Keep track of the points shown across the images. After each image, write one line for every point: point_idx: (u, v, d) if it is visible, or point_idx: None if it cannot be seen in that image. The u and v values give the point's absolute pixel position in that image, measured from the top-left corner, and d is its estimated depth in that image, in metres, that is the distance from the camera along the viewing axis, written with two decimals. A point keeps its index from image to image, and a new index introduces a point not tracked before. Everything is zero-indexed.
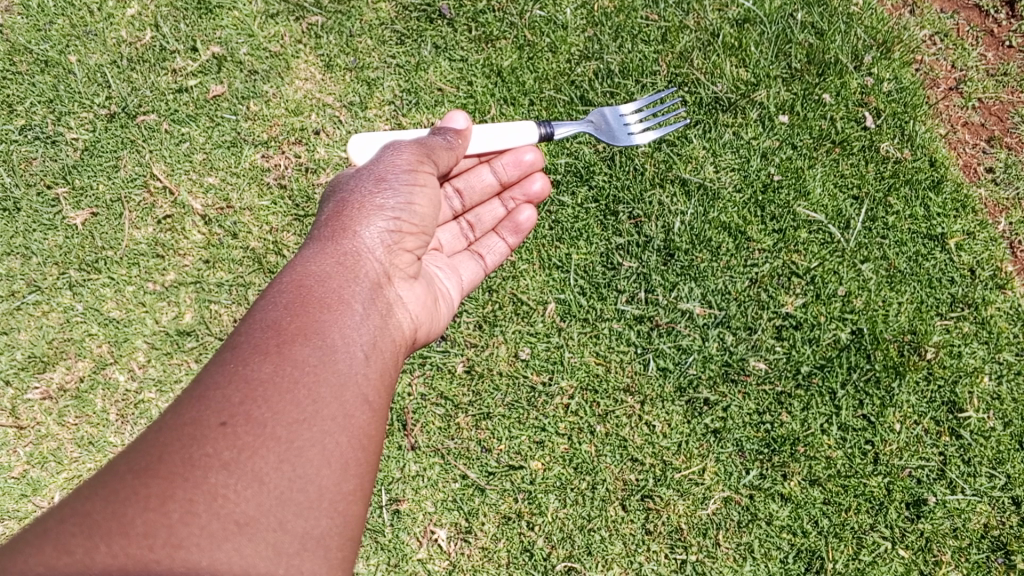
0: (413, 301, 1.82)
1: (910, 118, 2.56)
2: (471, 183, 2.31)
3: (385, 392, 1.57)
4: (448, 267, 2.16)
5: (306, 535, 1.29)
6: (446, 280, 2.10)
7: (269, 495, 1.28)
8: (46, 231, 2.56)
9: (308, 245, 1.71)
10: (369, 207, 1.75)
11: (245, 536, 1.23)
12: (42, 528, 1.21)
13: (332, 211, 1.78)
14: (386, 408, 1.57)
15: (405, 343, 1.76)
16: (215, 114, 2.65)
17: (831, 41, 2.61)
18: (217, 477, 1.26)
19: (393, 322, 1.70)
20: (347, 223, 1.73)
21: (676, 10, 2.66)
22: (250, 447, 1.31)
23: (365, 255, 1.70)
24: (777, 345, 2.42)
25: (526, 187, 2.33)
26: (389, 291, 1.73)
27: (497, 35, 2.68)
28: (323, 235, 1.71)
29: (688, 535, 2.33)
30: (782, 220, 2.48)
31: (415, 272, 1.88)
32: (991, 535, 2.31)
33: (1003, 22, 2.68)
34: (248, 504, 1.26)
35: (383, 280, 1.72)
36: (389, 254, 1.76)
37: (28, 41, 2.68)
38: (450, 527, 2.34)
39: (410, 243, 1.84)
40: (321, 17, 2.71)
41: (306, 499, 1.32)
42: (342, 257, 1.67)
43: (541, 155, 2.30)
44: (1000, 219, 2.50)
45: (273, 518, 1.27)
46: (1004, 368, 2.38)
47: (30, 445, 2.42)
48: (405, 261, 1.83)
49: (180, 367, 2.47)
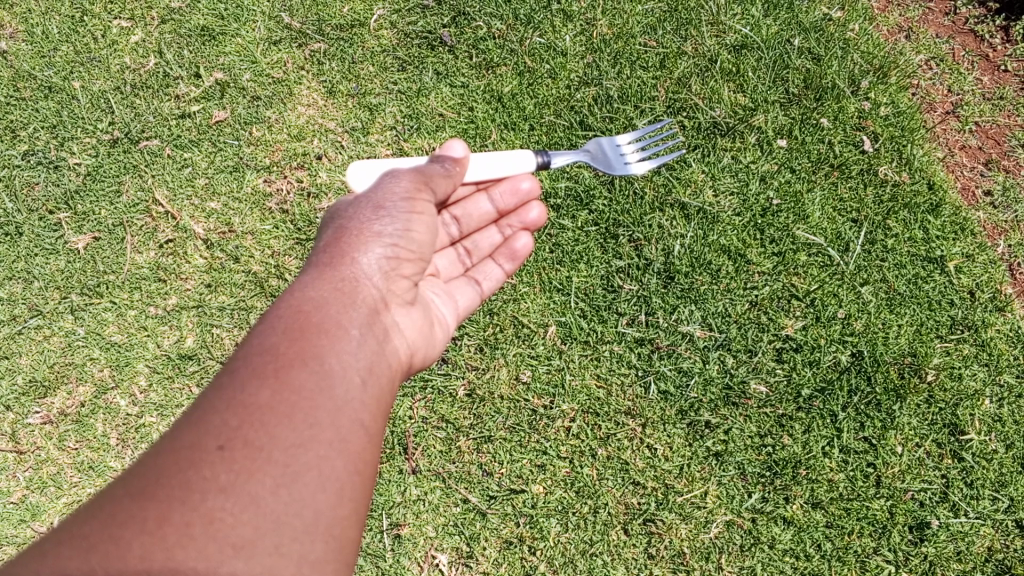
0: (408, 326, 1.83)
1: (907, 142, 2.59)
2: (469, 211, 2.31)
3: (380, 417, 1.57)
4: (444, 292, 2.13)
5: (302, 559, 1.29)
6: (443, 306, 2.09)
7: (266, 519, 1.28)
8: (48, 256, 2.58)
9: (306, 270, 1.72)
10: (367, 233, 1.75)
11: (241, 559, 1.23)
12: (48, 547, 1.25)
13: (331, 236, 1.78)
14: (382, 432, 1.57)
15: (400, 369, 1.76)
16: (217, 140, 2.68)
17: (827, 66, 2.67)
18: (215, 501, 1.27)
19: (389, 347, 1.71)
20: (345, 247, 1.74)
21: (674, 36, 2.73)
22: (247, 471, 1.32)
23: (363, 281, 1.71)
24: (778, 368, 2.42)
25: (522, 216, 2.35)
26: (386, 316, 1.75)
27: (497, 61, 2.73)
28: (322, 261, 1.72)
29: (691, 559, 2.30)
30: (781, 242, 2.50)
31: (411, 297, 1.89)
32: (996, 558, 2.28)
33: (998, 47, 2.74)
34: (244, 528, 1.26)
35: (380, 305, 1.73)
36: (386, 280, 1.77)
37: (33, 67, 2.78)
38: (452, 552, 2.32)
39: (407, 270, 1.85)
40: (324, 44, 2.79)
41: (303, 523, 1.31)
42: (341, 283, 1.67)
43: (538, 184, 2.31)
44: (998, 241, 2.52)
45: (269, 541, 1.27)
46: (1005, 391, 2.38)
47: (30, 470, 2.41)
48: (402, 286, 1.84)
49: (181, 391, 2.45)
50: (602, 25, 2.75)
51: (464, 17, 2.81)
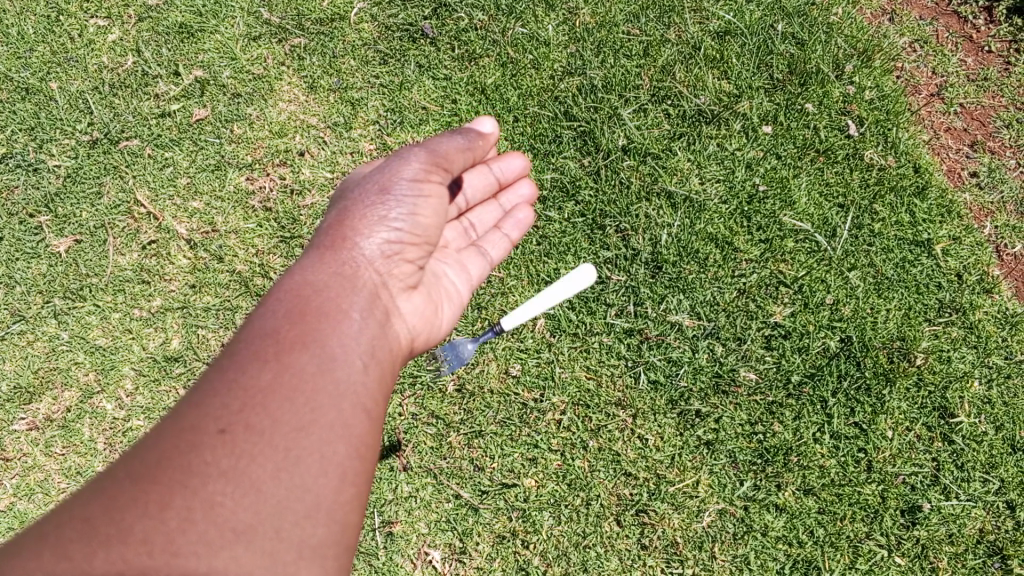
0: (413, 308, 1.80)
1: (893, 125, 2.58)
2: (473, 183, 2.25)
3: (383, 400, 1.56)
4: (454, 262, 2.07)
5: (303, 544, 1.29)
6: (454, 277, 2.04)
7: (266, 503, 1.29)
8: (30, 260, 2.55)
9: (308, 252, 1.70)
10: (370, 215, 1.70)
11: (241, 544, 1.24)
12: (47, 529, 1.26)
13: (334, 217, 1.74)
14: (385, 416, 1.55)
15: (403, 352, 1.74)
16: (198, 138, 2.65)
17: (811, 51, 2.65)
18: (215, 485, 1.28)
19: (391, 330, 1.69)
20: (349, 230, 1.69)
21: (657, 24, 2.70)
22: (248, 455, 1.32)
23: (366, 264, 1.68)
24: (768, 355, 2.41)
25: (516, 192, 2.35)
26: (390, 299, 1.71)
27: (480, 52, 2.70)
28: (324, 242, 1.69)
29: (684, 549, 2.31)
30: (768, 229, 2.50)
31: (418, 277, 1.84)
32: (987, 540, 2.29)
33: (981, 28, 2.73)
34: (244, 512, 1.27)
35: (383, 288, 1.70)
36: (392, 261, 1.73)
37: (9, 69, 2.74)
38: (445, 548, 2.32)
39: (415, 251, 1.79)
40: (304, 39, 2.75)
41: (304, 508, 1.32)
42: (342, 266, 1.65)
43: (526, 162, 2.36)
44: (984, 223, 2.51)
45: (269, 526, 1.27)
46: (994, 372, 2.38)
47: (17, 478, 2.39)
48: (409, 268, 1.78)
49: (168, 394, 2.43)
50: (585, 14, 2.72)
51: (446, 8, 2.77)
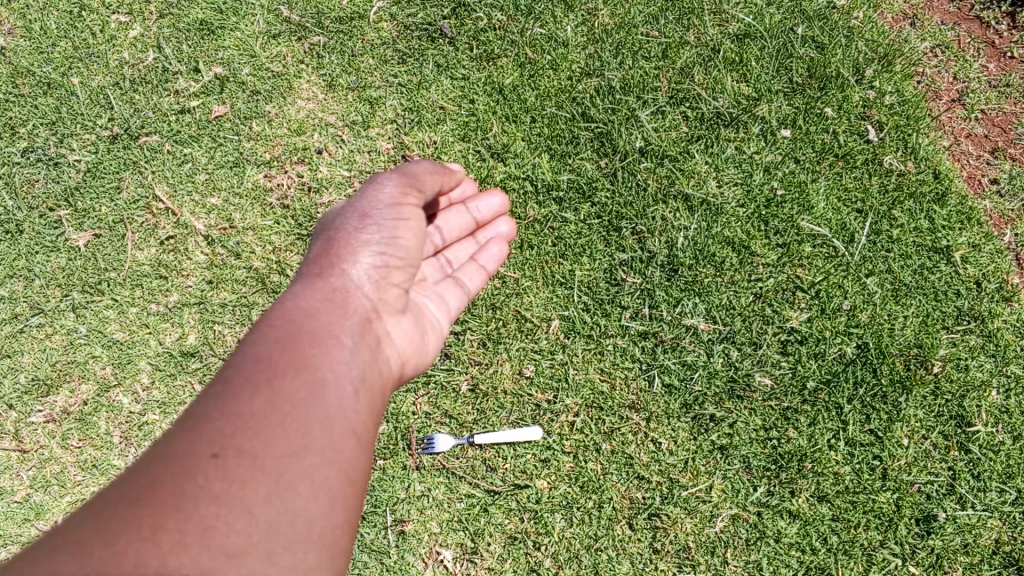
0: (400, 336, 1.83)
1: (913, 131, 2.56)
2: (451, 221, 2.32)
3: (373, 427, 1.60)
4: (432, 294, 2.08)
5: (294, 567, 1.32)
6: (435, 309, 2.06)
7: (258, 526, 1.32)
8: (49, 254, 2.57)
9: (296, 280, 1.74)
10: (356, 243, 1.77)
11: (234, 567, 1.26)
12: (37, 553, 1.25)
13: (321, 247, 1.80)
14: (374, 442, 1.59)
15: (392, 377, 1.77)
16: (217, 135, 2.66)
17: (831, 55, 2.63)
18: (208, 509, 1.30)
19: (382, 357, 1.72)
20: (335, 258, 1.75)
21: (676, 26, 2.69)
22: (241, 480, 1.34)
23: (353, 291, 1.73)
24: (783, 360, 2.40)
25: (495, 230, 2.42)
26: (378, 325, 1.75)
27: (498, 52, 2.70)
28: (312, 271, 1.74)
29: (696, 554, 2.30)
30: (786, 234, 2.48)
31: (403, 305, 1.88)
32: (1003, 551, 2.27)
33: (1004, 33, 2.70)
34: (238, 536, 1.29)
35: (372, 315, 1.75)
36: (377, 289, 1.78)
37: (31, 63, 2.77)
38: (455, 548, 2.33)
39: (397, 278, 1.85)
40: (323, 37, 2.76)
41: (294, 532, 1.35)
42: (331, 293, 1.69)
43: (507, 200, 2.46)
44: (1005, 231, 2.48)
45: (262, 550, 1.30)
46: (1012, 382, 2.36)
47: (33, 469, 2.42)
48: (393, 294, 1.83)
49: (184, 389, 2.44)
50: (604, 15, 2.71)
51: (464, 8, 2.77)
